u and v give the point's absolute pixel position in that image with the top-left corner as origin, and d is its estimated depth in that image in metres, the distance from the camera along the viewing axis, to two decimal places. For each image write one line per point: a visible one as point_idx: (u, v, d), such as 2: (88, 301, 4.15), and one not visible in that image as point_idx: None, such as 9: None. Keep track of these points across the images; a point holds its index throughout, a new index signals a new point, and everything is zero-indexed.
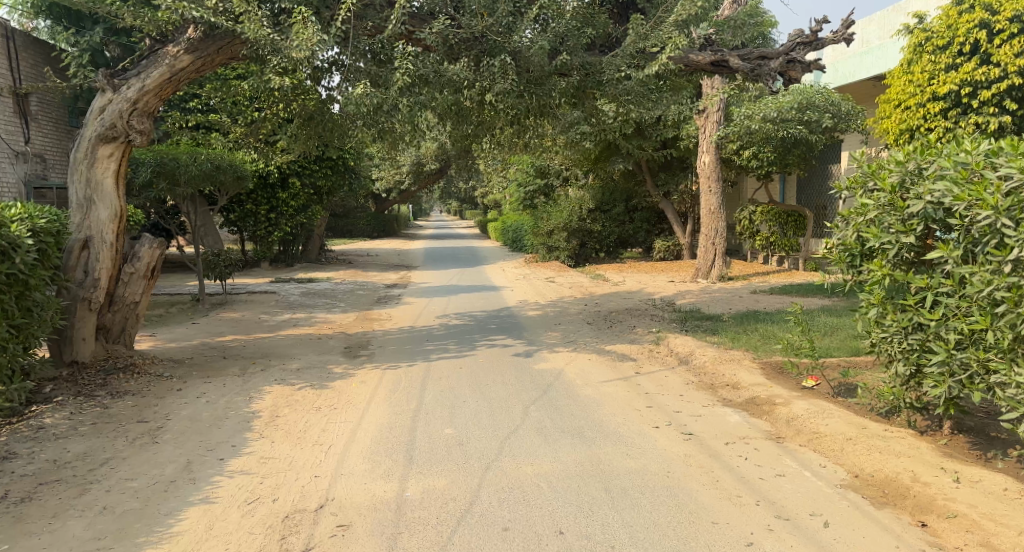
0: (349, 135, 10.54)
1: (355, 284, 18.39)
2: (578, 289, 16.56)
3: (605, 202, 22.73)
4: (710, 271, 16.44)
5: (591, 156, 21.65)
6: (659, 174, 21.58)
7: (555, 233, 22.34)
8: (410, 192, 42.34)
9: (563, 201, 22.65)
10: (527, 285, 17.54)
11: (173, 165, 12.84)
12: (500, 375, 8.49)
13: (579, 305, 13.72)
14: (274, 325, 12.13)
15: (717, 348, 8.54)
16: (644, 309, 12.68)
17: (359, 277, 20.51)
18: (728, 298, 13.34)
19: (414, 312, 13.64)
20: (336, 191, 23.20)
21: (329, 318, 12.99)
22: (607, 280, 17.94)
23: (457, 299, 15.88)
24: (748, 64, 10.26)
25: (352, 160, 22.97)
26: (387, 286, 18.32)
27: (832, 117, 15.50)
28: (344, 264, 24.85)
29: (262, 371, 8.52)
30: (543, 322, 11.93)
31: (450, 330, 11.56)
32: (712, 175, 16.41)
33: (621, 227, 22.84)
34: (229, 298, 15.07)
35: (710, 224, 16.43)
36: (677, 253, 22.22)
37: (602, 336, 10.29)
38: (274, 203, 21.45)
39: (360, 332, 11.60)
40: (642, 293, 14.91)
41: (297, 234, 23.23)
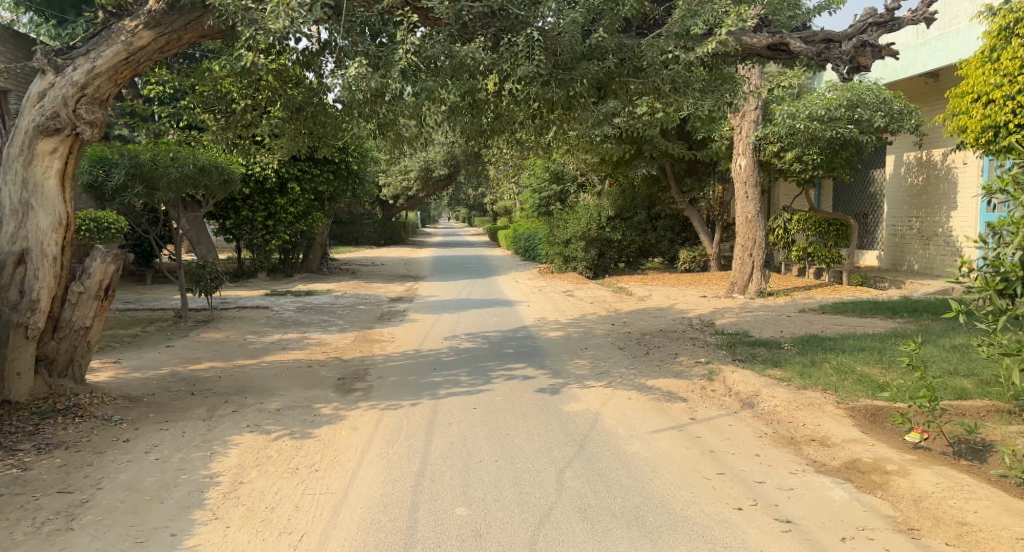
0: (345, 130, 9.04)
1: (357, 298, 16.95)
2: (601, 304, 15.08)
3: (626, 209, 21.17)
4: (748, 286, 14.92)
5: (612, 159, 20.16)
6: (685, 178, 20.08)
7: (573, 242, 20.85)
8: (419, 199, 40.94)
9: (581, 208, 21.15)
10: (544, 300, 16.06)
11: (151, 166, 11.50)
12: (522, 418, 6.96)
13: (606, 325, 12.22)
14: (261, 348, 10.69)
15: (787, 388, 7.03)
16: (681, 330, 11.18)
17: (362, 289, 19.08)
18: (775, 319, 11.82)
19: (420, 332, 12.18)
20: (339, 196, 21.79)
21: (325, 338, 11.54)
22: (632, 294, 16.44)
23: (468, 316, 14.41)
24: (813, 48, 8.64)
25: (356, 163, 21.55)
26: (392, 300, 16.85)
27: (885, 115, 13.97)
28: (347, 274, 23.43)
29: (234, 412, 7.05)
30: (567, 347, 10.44)
31: (461, 356, 10.09)
32: (749, 179, 14.89)
33: (643, 236, 21.19)
34: (216, 314, 13.64)
35: (748, 233, 14.90)
36: (704, 265, 20.69)
37: (639, 365, 8.80)
38: (272, 209, 20.05)
39: (359, 357, 10.15)
40: (674, 311, 13.39)
41: (298, 242, 21.83)
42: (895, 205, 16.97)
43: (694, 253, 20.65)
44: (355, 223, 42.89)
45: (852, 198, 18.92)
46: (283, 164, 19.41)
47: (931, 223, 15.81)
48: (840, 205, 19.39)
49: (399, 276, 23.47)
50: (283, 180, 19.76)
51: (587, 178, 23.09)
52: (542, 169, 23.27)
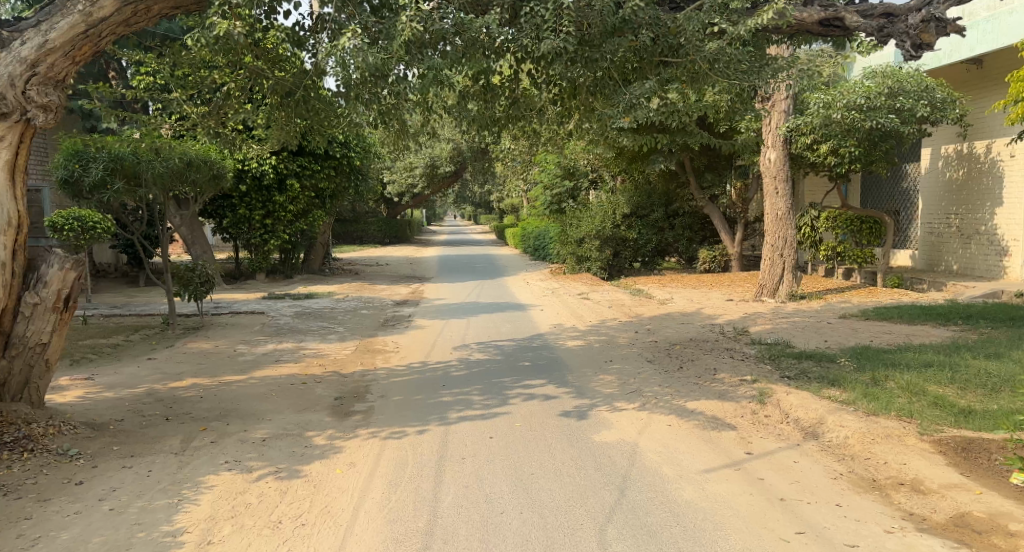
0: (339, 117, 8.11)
1: (360, 301, 16.00)
2: (620, 308, 14.10)
3: (642, 206, 20.04)
4: (778, 289, 13.91)
5: (628, 153, 19.17)
6: (705, 174, 19.08)
7: (586, 241, 19.86)
8: (424, 197, 39.97)
9: (595, 205, 20.17)
10: (559, 303, 15.09)
11: (134, 161, 10.65)
12: (544, 447, 5.98)
13: (629, 333, 11.23)
14: (253, 359, 9.73)
15: (856, 414, 6.03)
16: (713, 338, 10.18)
17: (365, 291, 18.13)
18: (815, 327, 10.81)
19: (426, 341, 11.22)
20: (341, 194, 20.82)
21: (323, 348, 10.58)
22: (652, 297, 15.46)
23: (478, 321, 13.43)
24: (872, 23, 7.58)
25: (361, 159, 20.57)
26: (396, 304, 15.88)
27: (929, 103, 12.90)
28: (350, 275, 22.44)
29: (211, 443, 6.07)
30: (589, 358, 9.45)
31: (473, 369, 9.11)
32: (779, 173, 13.89)
33: (660, 235, 20.15)
34: (207, 321, 12.68)
35: (778, 231, 13.89)
36: (725, 265, 19.67)
37: (674, 382, 7.81)
38: (271, 207, 19.10)
39: (360, 370, 9.19)
40: (701, 317, 12.38)
41: (299, 242, 20.88)
42: (931, 201, 15.93)
43: (714, 252, 19.64)
44: (360, 222, 42.01)
45: (883, 194, 17.89)
46: (282, 159, 18.46)
47: (972, 220, 14.76)
48: (870, 201, 18.35)
49: (404, 277, 22.49)
50: (282, 177, 18.82)
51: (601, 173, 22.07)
52: (553, 165, 22.27)
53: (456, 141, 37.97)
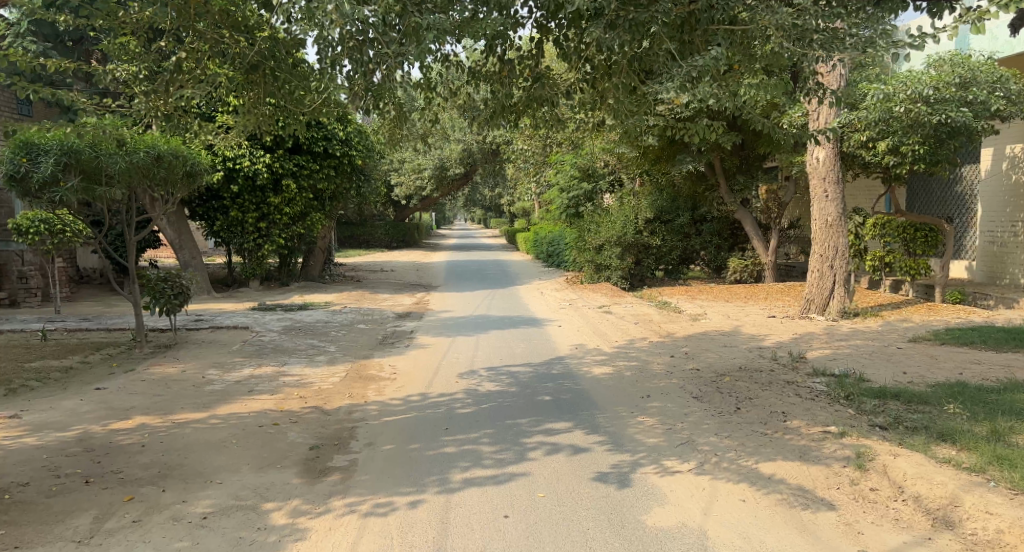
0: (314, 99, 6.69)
1: (358, 314, 14.49)
2: (648, 325, 12.54)
3: (665, 210, 18.64)
4: (828, 304, 12.43)
5: (653, 152, 17.61)
6: (736, 176, 17.52)
7: (605, 248, 18.23)
8: (433, 200, 38.50)
9: (615, 209, 18.59)
10: (578, 318, 13.53)
11: (92, 155, 9.26)
12: (579, 536, 4.45)
13: (663, 357, 9.66)
14: (223, 389, 8.22)
15: (1002, 494, 4.47)
16: (766, 367, 8.61)
17: (366, 302, 16.63)
18: (885, 352, 9.22)
19: (428, 364, 9.69)
20: (342, 195, 19.26)
21: (309, 374, 9.08)
22: (681, 312, 13.89)
23: (488, 339, 11.90)
24: None
25: (364, 157, 19.02)
26: (398, 317, 14.38)
27: (1003, 96, 11.30)
28: (351, 282, 20.91)
29: (137, 523, 4.57)
30: (621, 392, 7.89)
31: (482, 404, 7.58)
32: (829, 174, 12.49)
33: (685, 242, 18.61)
34: (181, 338, 11.16)
35: (829, 239, 12.42)
36: (757, 275, 18.08)
37: (733, 431, 6.24)
38: (264, 209, 17.60)
39: (348, 404, 7.67)
40: (744, 338, 10.79)
41: (297, 246, 19.34)
42: (993, 206, 14.29)
43: (745, 260, 18.05)
44: (366, 225, 40.62)
45: (932, 198, 16.26)
46: (277, 157, 16.96)
47: None
48: (917, 205, 16.73)
49: (409, 285, 20.99)
50: (277, 176, 17.29)
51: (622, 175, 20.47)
52: (570, 165, 20.69)
53: (466, 142, 36.52)
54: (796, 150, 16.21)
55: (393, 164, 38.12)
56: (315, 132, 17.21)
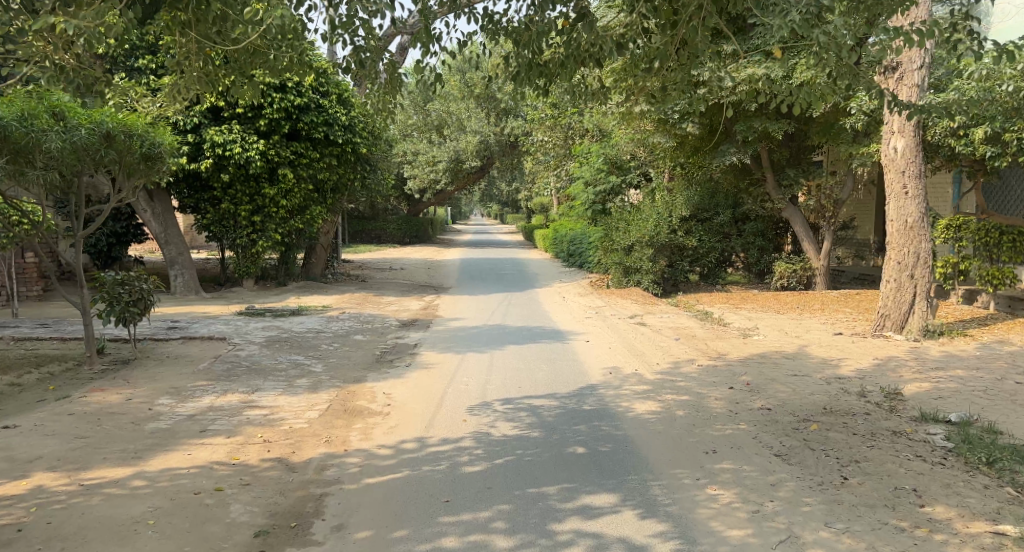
0: (288, 35, 5.75)
1: (356, 322, 12.73)
2: (692, 342, 10.66)
3: (703, 207, 16.75)
4: (908, 321, 10.59)
5: (691, 140, 15.76)
6: (785, 169, 15.83)
7: (636, 249, 16.31)
8: (448, 194, 36.74)
9: (648, 204, 16.69)
10: (608, 330, 11.73)
11: (22, 131, 7.35)
12: None
13: (721, 390, 7.82)
14: (167, 428, 6.45)
15: None
16: (860, 411, 6.78)
17: (368, 306, 14.87)
18: (1003, 389, 7.38)
19: (431, 392, 7.94)
20: (345, 187, 17.48)
21: (282, 405, 7.31)
22: (727, 325, 12.02)
23: (504, 356, 10.13)
24: None
25: (370, 145, 17.18)
26: (401, 326, 12.61)
27: None
28: (356, 282, 19.21)
29: None
30: (677, 443, 6.05)
31: (496, 458, 5.78)
32: (909, 166, 10.58)
33: (724, 243, 16.86)
34: (142, 352, 9.41)
35: (911, 244, 10.54)
36: (806, 281, 16.26)
37: (850, 522, 4.41)
38: (259, 201, 15.81)
39: (321, 455, 5.90)
40: (815, 364, 8.95)
41: (295, 242, 17.53)
42: None
43: (793, 264, 16.20)
44: (378, 220, 38.86)
45: (1012, 198, 14.31)
46: (273, 144, 15.10)
47: None
48: (992, 206, 14.81)
49: (418, 286, 19.24)
50: (273, 165, 15.49)
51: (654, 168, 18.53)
52: (597, 156, 18.79)
53: (484, 134, 34.77)
54: (857, 140, 14.30)
55: (407, 156, 36.33)
56: (315, 117, 15.33)
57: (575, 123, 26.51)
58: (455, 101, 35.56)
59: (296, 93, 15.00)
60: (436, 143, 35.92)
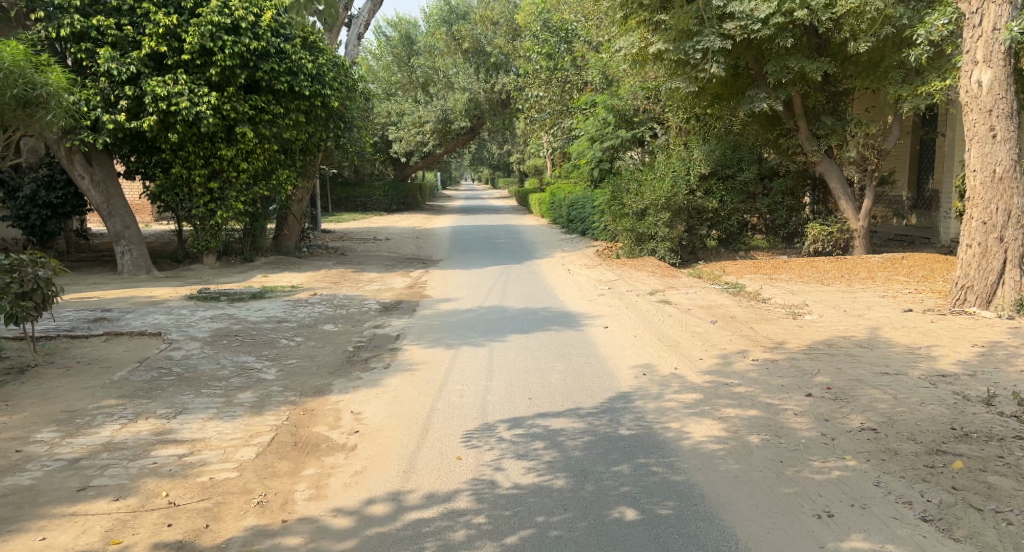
0: None
1: (327, 306, 10.72)
2: (734, 327, 8.73)
3: (727, 163, 14.87)
4: (996, 294, 8.68)
5: (714, 86, 13.91)
6: (821, 116, 13.95)
7: (649, 213, 14.31)
8: (437, 157, 34.62)
9: (663, 163, 14.73)
10: (629, 312, 9.84)
11: None
12: None
13: (798, 400, 5.89)
14: (29, 485, 4.47)
15: None
16: (1008, 433, 4.90)
17: (344, 286, 12.86)
18: None
19: (412, 409, 6.01)
20: (315, 148, 15.46)
21: (208, 436, 5.34)
22: (769, 303, 10.10)
23: (508, 349, 8.22)
24: None
25: (345, 101, 15.19)
26: (381, 310, 10.63)
27: None
28: (336, 255, 17.25)
29: None
30: (769, 500, 4.15)
31: (508, 533, 3.89)
32: (1000, 102, 8.61)
33: (749, 203, 15.08)
34: (45, 356, 7.39)
35: (1000, 198, 8.61)
36: (844, 245, 14.41)
37: None
38: (215, 163, 13.86)
39: (244, 534, 3.96)
40: (904, 356, 7.06)
41: (262, 213, 15.52)
42: None
43: (827, 227, 14.32)
44: (363, 186, 36.59)
45: None
46: (228, 97, 13.10)
47: None
48: None
49: (404, 259, 17.25)
50: (230, 122, 13.49)
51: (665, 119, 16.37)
52: (603, 108, 16.70)
53: (472, 91, 32.53)
54: (907, 80, 12.38)
55: (391, 117, 34.04)
56: (276, 64, 13.32)
57: (572, 76, 24.34)
58: (442, 55, 33.57)
59: (252, 36, 12.94)
60: (422, 103, 33.58)
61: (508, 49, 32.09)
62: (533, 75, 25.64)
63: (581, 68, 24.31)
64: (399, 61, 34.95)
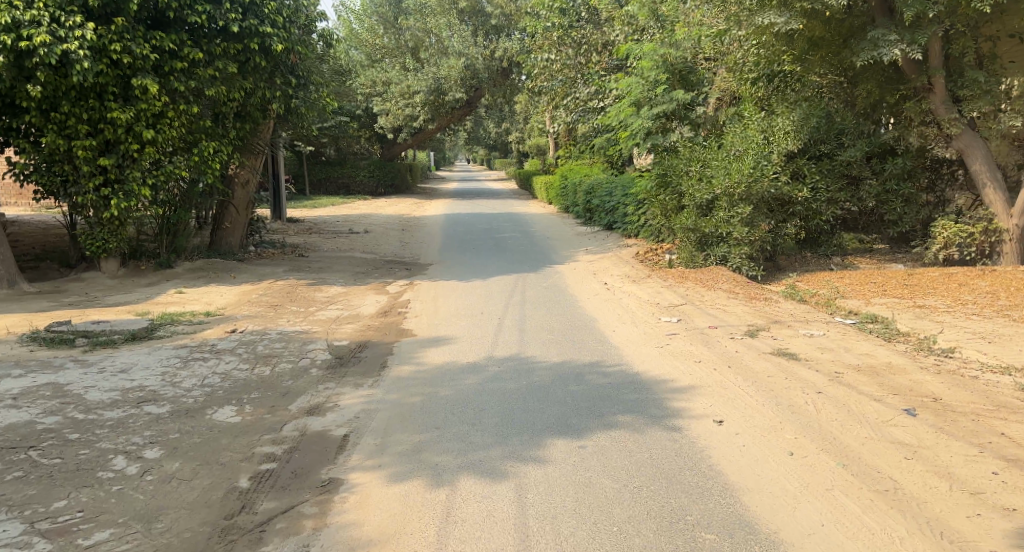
0: None
1: (241, 360, 6.69)
2: (962, 429, 4.75)
3: (819, 137, 10.95)
4: None
5: (815, 27, 10.03)
6: (965, 72, 10.18)
7: (720, 205, 10.36)
8: (429, 132, 30.52)
9: (737, 137, 10.88)
10: (740, 381, 5.87)
11: None
12: None
13: None
14: None
15: None
16: None
17: (286, 313, 8.82)
18: None
19: None
20: (256, 114, 11.55)
21: None
22: (967, 365, 6.14)
23: (551, 482, 4.15)
24: None
25: (299, 47, 11.33)
26: (325, 368, 6.62)
27: None
28: (295, 256, 13.19)
29: None
30: None
31: None
32: None
33: (849, 192, 11.20)
34: None
35: None
36: (987, 251, 10.39)
37: None
38: (108, 131, 9.93)
39: None
40: None
41: (183, 201, 11.56)
42: None
43: (966, 226, 10.34)
44: (345, 165, 32.32)
45: None
46: (117, 32, 9.30)
47: None
48: None
49: (383, 262, 13.22)
50: (125, 71, 9.67)
51: (715, 79, 12.73)
52: (649, 60, 12.45)
53: (469, 57, 28.29)
54: None
55: (376, 87, 29.89)
56: None
57: (589, 35, 20.42)
58: (434, 15, 29.44)
59: None
60: (411, 71, 29.43)
61: (508, 8, 28.14)
62: (542, 36, 21.68)
63: (601, 26, 20.37)
64: (385, 23, 30.76)
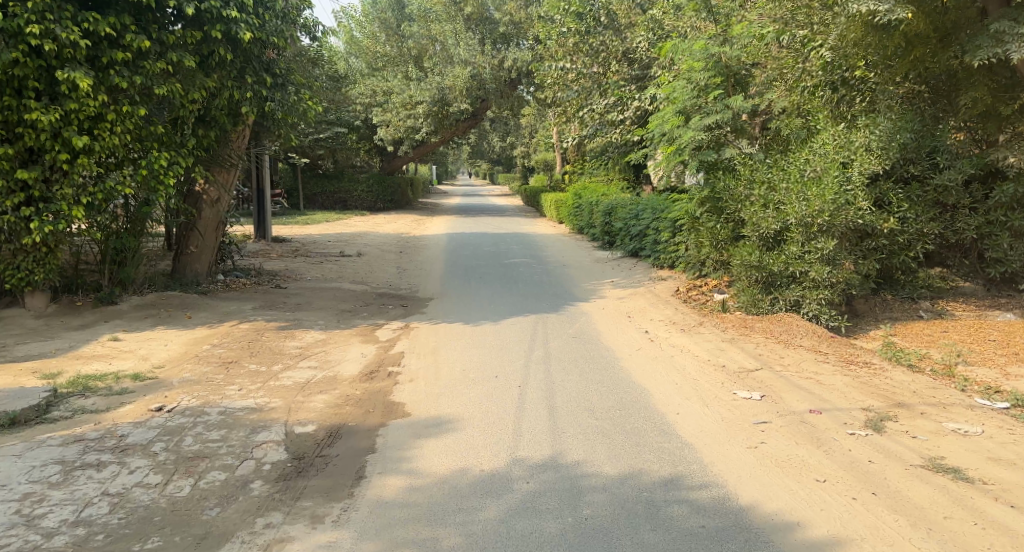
0: None
1: (154, 466, 4.62)
2: None
3: (911, 155, 9.00)
4: None
5: (917, 20, 8.08)
6: None
7: (794, 238, 8.36)
8: (432, 146, 28.56)
9: (811, 155, 8.81)
10: (907, 534, 3.77)
11: None
12: None
13: None
14: None
15: None
16: None
17: (242, 375, 6.76)
18: None
19: None
20: (223, 119, 9.52)
21: None
22: None
23: None
24: None
25: (274, 37, 9.20)
26: (272, 480, 4.55)
27: None
28: (272, 288, 11.16)
29: None
30: None
31: None
32: None
33: (945, 223, 9.19)
34: None
35: None
36: None
37: None
38: (28, 138, 7.91)
39: None
40: None
41: (131, 225, 9.52)
42: None
43: None
44: (343, 179, 30.35)
45: None
46: (36, 10, 7.36)
47: None
48: None
49: (377, 296, 11.20)
50: (49, 61, 7.69)
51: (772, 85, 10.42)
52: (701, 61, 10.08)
53: (475, 65, 26.31)
54: None
55: (376, 97, 28.00)
56: None
57: (609, 43, 18.30)
58: (439, 22, 27.62)
59: None
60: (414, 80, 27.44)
61: (518, 15, 26.16)
62: (555, 42, 19.61)
63: (622, 31, 18.31)
64: (387, 30, 29.14)
